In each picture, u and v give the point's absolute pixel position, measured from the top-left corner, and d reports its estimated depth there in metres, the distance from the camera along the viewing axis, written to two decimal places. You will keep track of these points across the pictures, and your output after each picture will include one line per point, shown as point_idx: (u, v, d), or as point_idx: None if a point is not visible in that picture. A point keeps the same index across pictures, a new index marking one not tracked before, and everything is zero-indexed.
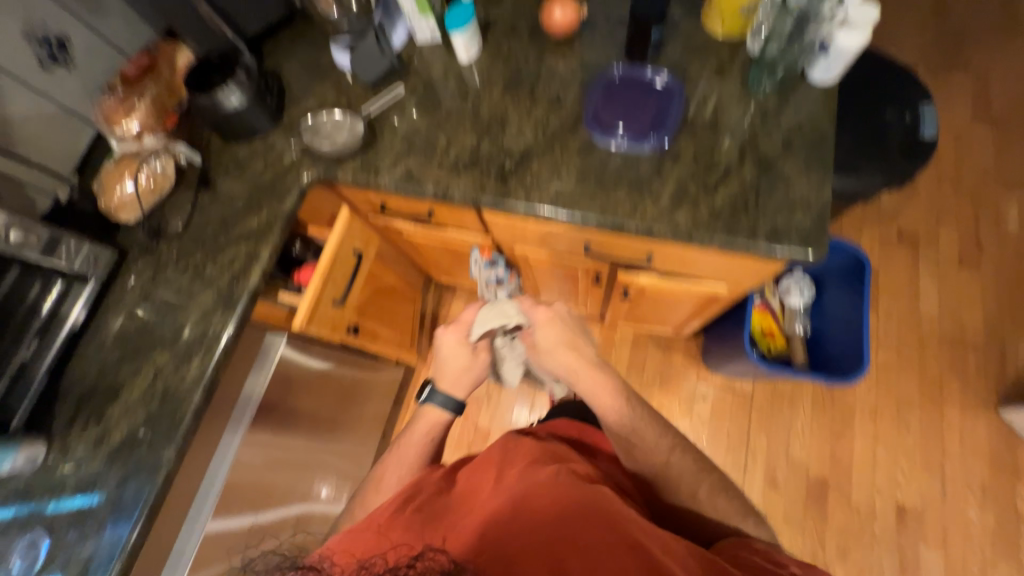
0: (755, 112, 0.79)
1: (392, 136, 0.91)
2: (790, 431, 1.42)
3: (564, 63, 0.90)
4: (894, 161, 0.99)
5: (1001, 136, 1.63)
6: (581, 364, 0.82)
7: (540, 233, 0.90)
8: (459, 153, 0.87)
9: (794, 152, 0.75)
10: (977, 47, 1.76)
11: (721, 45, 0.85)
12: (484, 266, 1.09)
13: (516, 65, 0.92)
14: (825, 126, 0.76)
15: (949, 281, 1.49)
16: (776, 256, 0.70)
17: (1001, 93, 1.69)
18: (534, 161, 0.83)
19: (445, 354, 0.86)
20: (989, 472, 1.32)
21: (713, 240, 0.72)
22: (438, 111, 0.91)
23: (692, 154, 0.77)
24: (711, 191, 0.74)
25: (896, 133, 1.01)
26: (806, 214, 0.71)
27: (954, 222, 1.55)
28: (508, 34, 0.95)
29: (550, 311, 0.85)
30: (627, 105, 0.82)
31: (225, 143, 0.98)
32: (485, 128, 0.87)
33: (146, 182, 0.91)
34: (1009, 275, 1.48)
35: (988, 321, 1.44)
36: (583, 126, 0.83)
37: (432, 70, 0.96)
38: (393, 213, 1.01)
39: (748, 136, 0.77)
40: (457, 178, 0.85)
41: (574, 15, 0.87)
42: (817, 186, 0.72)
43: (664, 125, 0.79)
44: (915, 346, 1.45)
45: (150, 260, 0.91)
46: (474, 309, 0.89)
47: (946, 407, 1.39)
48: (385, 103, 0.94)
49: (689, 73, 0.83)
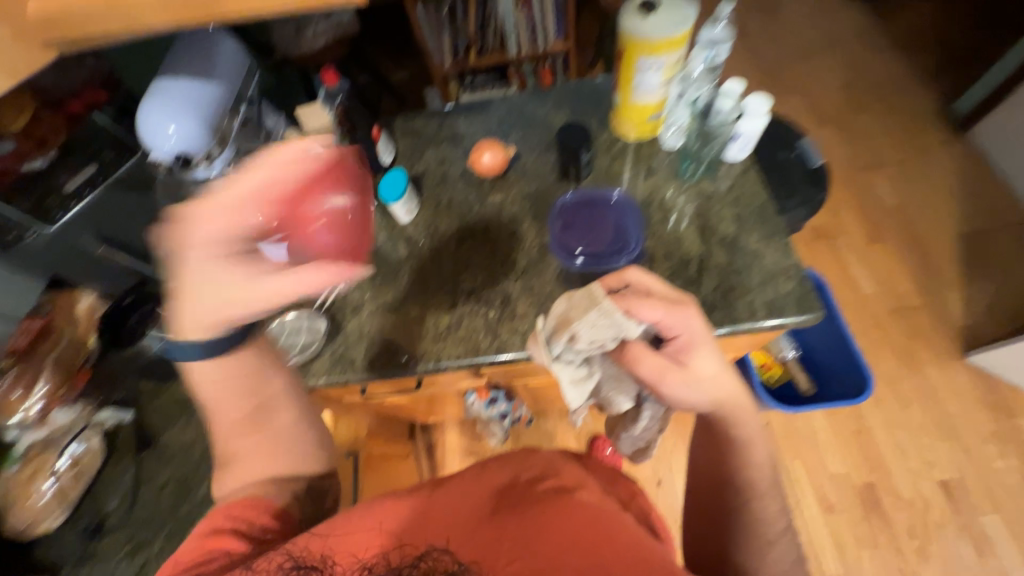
0: (697, 197, 0.85)
1: (357, 320, 0.83)
2: (819, 445, 1.41)
3: (507, 197, 0.91)
4: (805, 192, 1.05)
5: (846, 132, 1.91)
6: (725, 396, 0.55)
7: (523, 366, 0.87)
8: (437, 318, 0.81)
9: (749, 224, 0.80)
10: (793, 71, 2.10)
11: (639, 146, 0.91)
12: (485, 405, 1.09)
13: (461, 210, 0.91)
14: (762, 195, 0.84)
15: (872, 259, 1.66)
16: (782, 326, 0.72)
17: (828, 101, 1.99)
18: (517, 303, 0.80)
19: (659, 376, 0.55)
20: (991, 417, 1.42)
21: (722, 329, 0.72)
22: (399, 277, 0.86)
23: (663, 253, 0.80)
24: (697, 283, 0.76)
25: (796, 169, 1.08)
26: (789, 280, 0.74)
27: (847, 211, 1.75)
28: (441, 184, 0.95)
29: (681, 314, 0.54)
30: (586, 229, 0.83)
31: (160, 385, 0.84)
32: (455, 283, 0.84)
33: (70, 471, 0.74)
34: (910, 240, 1.68)
35: (918, 283, 1.61)
36: (551, 254, 0.83)
37: (376, 237, 0.91)
38: (375, 390, 0.91)
39: (703, 221, 0.82)
40: (444, 346, 0.79)
41: (503, 155, 0.90)
42: (785, 250, 0.77)
43: (625, 241, 0.81)
44: (876, 323, 1.56)
45: (92, 570, 0.71)
46: (630, 309, 0.55)
47: (927, 370, 1.49)
48: (338, 288, 0.86)
49: (624, 180, 0.89)
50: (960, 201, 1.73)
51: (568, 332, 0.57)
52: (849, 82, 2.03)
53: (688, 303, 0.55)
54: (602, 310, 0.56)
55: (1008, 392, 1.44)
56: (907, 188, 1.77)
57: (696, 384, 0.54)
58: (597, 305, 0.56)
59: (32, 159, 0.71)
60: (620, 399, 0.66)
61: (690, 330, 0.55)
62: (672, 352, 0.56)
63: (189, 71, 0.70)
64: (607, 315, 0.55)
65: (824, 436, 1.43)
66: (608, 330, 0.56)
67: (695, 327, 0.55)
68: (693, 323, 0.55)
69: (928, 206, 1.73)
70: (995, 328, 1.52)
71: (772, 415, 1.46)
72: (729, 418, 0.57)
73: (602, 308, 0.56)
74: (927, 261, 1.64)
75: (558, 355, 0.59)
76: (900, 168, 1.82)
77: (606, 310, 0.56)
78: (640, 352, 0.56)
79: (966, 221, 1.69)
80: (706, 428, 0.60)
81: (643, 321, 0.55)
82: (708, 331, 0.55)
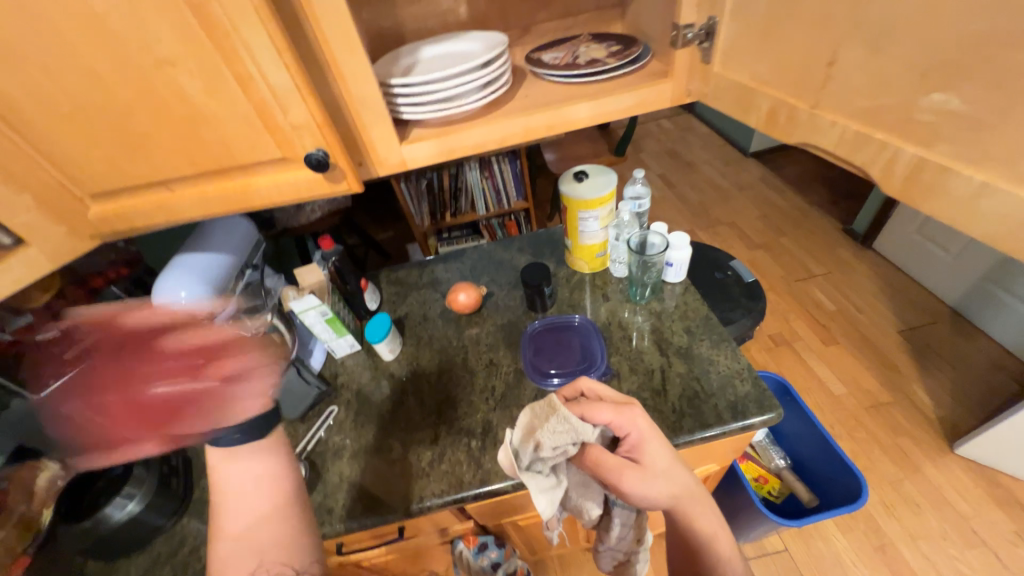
0: (649, 315, 0.96)
1: (338, 464, 0.82)
2: (846, 570, 1.29)
3: (483, 330, 1.00)
4: (746, 304, 1.19)
5: (774, 253, 2.22)
6: (681, 489, 0.59)
7: (510, 499, 0.85)
8: (419, 453, 0.81)
9: (698, 335, 0.90)
10: (718, 210, 2.52)
11: (594, 277, 1.06)
12: (474, 555, 0.95)
13: (441, 345, 0.99)
14: (704, 309, 0.96)
15: (832, 360, 1.76)
16: (749, 427, 0.76)
17: (752, 230, 2.35)
18: (498, 429, 0.82)
19: (620, 475, 0.58)
20: (1007, 515, 1.35)
21: (695, 435, 0.75)
22: (382, 415, 0.88)
23: (628, 368, 0.87)
24: (664, 392, 0.82)
25: (733, 285, 1.25)
26: (744, 381, 0.81)
27: (796, 318, 1.92)
28: (422, 323, 1.05)
29: (628, 413, 0.60)
30: (556, 352, 0.92)
31: (110, 564, 0.77)
32: (436, 415, 0.86)
33: None
34: (860, 339, 1.82)
35: (882, 379, 1.69)
36: (526, 378, 0.89)
37: (360, 377, 0.96)
38: (354, 546, 0.84)
39: (659, 336, 0.92)
40: (427, 481, 0.77)
41: (476, 293, 1.02)
42: (734, 355, 0.86)
43: (592, 359, 0.88)
44: (858, 423, 1.58)
45: None
46: (585, 414, 0.61)
47: (924, 468, 1.46)
48: (320, 431, 0.87)
49: (585, 306, 1.01)
50: (890, 301, 1.94)
51: (533, 441, 0.59)
52: (765, 215, 2.44)
53: (634, 405, 0.62)
54: (562, 416, 0.59)
55: (1010, 483, 1.40)
56: (841, 294, 1.99)
57: (653, 479, 0.58)
58: (556, 412, 0.60)
59: (44, 330, 0.77)
60: (587, 505, 0.68)
61: (639, 427, 0.60)
62: (628, 451, 0.60)
63: (204, 247, 0.82)
64: (565, 420, 0.59)
65: (848, 557, 1.31)
66: (569, 436, 0.58)
67: (643, 425, 0.60)
68: (640, 421, 0.60)
69: (865, 308, 1.93)
70: (969, 416, 1.56)
71: (788, 538, 1.36)
72: (691, 511, 0.60)
73: (562, 415, 0.59)
74: (882, 358, 1.75)
75: (527, 465, 0.60)
76: (829, 278, 2.07)
77: (565, 416, 0.59)
78: (599, 454, 0.59)
79: (902, 318, 1.87)
80: (674, 526, 0.62)
81: (598, 424, 0.61)
82: (654, 428, 0.61)
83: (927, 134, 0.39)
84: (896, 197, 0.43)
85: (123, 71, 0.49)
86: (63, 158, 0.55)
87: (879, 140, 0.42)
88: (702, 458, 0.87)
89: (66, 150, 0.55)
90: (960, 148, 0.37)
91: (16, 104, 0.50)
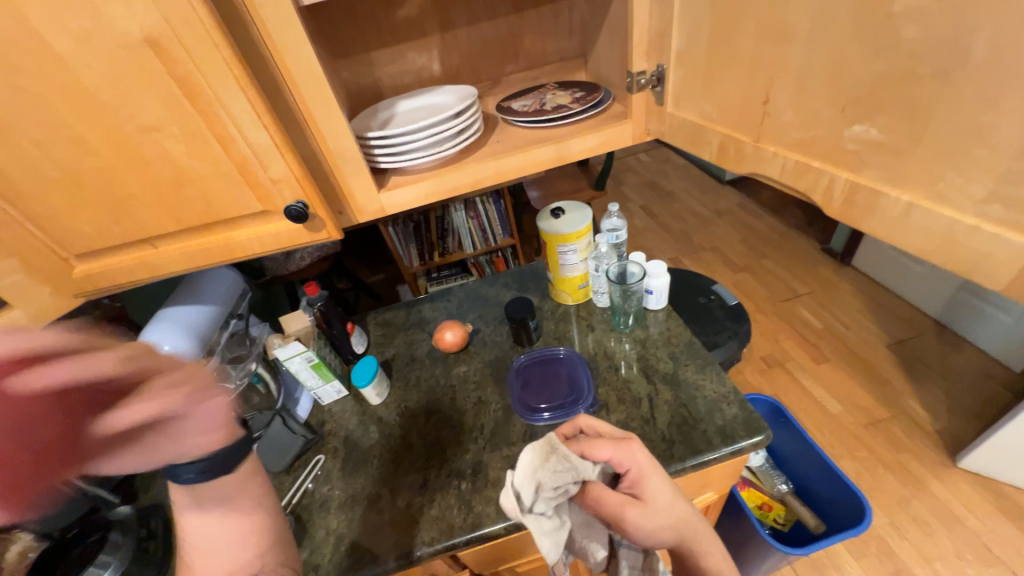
0: (635, 343, 0.98)
1: (325, 516, 0.80)
2: None
3: (470, 367, 1.00)
4: (730, 326, 1.21)
5: (758, 275, 2.26)
6: (684, 521, 0.59)
7: (505, 543, 0.82)
8: (408, 499, 0.79)
9: (683, 360, 0.91)
10: (700, 236, 2.59)
11: (578, 309, 1.08)
12: None
13: (429, 385, 0.98)
14: (687, 334, 0.97)
15: (825, 378, 1.76)
16: (740, 451, 0.76)
17: (735, 254, 2.41)
18: (489, 469, 0.81)
19: (625, 511, 0.57)
20: (1020, 529, 1.32)
21: (686, 463, 0.74)
22: (370, 461, 0.86)
23: (616, 398, 0.87)
24: (652, 420, 0.81)
25: (717, 309, 1.27)
26: (731, 404, 0.81)
27: (786, 338, 1.94)
28: (410, 364, 1.04)
29: (629, 447, 0.60)
30: (544, 386, 0.91)
31: None
32: (425, 458, 0.85)
33: None
34: (850, 355, 1.83)
35: (876, 395, 1.69)
36: (515, 414, 0.88)
37: (347, 423, 0.94)
38: None
39: (644, 364, 0.92)
40: (417, 529, 0.75)
41: (463, 331, 1.03)
42: (719, 378, 0.86)
43: (580, 391, 0.88)
44: (858, 441, 1.56)
45: None
46: (586, 451, 0.60)
47: (930, 484, 1.43)
48: (306, 483, 0.85)
49: (570, 338, 1.02)
50: (875, 316, 1.97)
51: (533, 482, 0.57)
52: (746, 239, 2.50)
53: (632, 438, 0.61)
54: (562, 455, 0.57)
55: (1018, 495, 1.38)
56: (827, 311, 2.02)
57: (658, 512, 0.57)
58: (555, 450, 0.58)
59: None
60: (593, 546, 0.66)
61: (640, 461, 0.60)
62: (628, 486, 0.59)
63: (188, 300, 0.83)
64: (565, 459, 0.57)
65: None
66: (571, 476, 0.57)
67: (643, 458, 0.60)
68: (641, 454, 0.60)
69: (851, 324, 1.95)
70: (966, 427, 1.55)
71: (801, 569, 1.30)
72: (695, 544, 0.59)
73: (562, 454, 0.57)
74: (874, 373, 1.76)
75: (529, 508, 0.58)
76: (813, 296, 2.10)
77: (567, 455, 0.58)
78: (603, 492, 0.58)
79: (888, 332, 1.90)
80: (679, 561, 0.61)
81: (598, 461, 0.59)
82: (654, 460, 0.61)
83: (856, 161, 0.42)
84: (840, 218, 0.46)
85: (110, 138, 0.52)
86: (48, 223, 0.57)
87: (816, 168, 0.46)
88: (699, 487, 0.85)
89: (51, 214, 0.57)
90: (885, 173, 0.40)
91: (5, 174, 0.52)
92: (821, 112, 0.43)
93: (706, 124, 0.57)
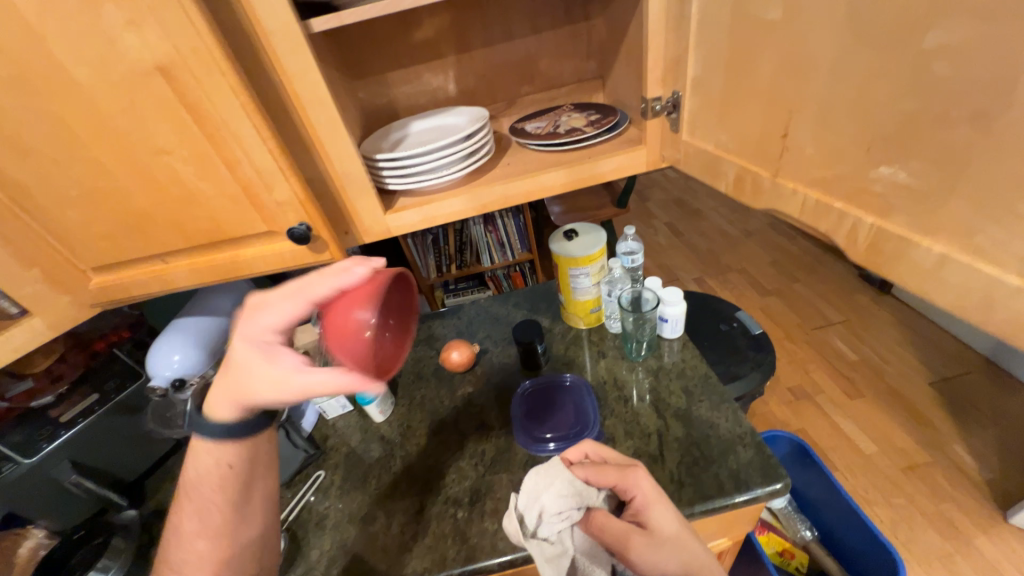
0: (647, 373, 0.93)
1: (319, 535, 0.79)
2: None
3: (476, 389, 0.98)
4: (753, 357, 1.15)
5: (788, 300, 2.16)
6: (703, 562, 0.52)
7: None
8: (403, 524, 0.77)
9: (697, 395, 0.86)
10: (727, 256, 2.50)
11: (590, 333, 1.05)
12: None
13: (433, 405, 0.97)
14: (703, 367, 0.92)
15: (859, 414, 1.65)
16: (755, 499, 0.70)
17: (764, 277, 2.32)
18: (487, 498, 0.78)
19: (628, 540, 0.53)
20: None
21: (694, 509, 0.69)
22: (368, 480, 0.85)
23: (624, 431, 0.83)
24: (661, 458, 0.77)
25: (739, 338, 1.20)
26: (747, 447, 0.76)
27: (816, 368, 1.83)
28: (416, 381, 1.03)
29: (631, 471, 0.58)
30: (549, 413, 0.88)
31: None
32: (423, 482, 0.83)
33: None
34: (887, 391, 1.71)
35: (916, 436, 1.56)
36: (518, 441, 0.86)
37: (350, 439, 0.94)
38: None
39: (656, 396, 0.88)
40: (409, 557, 0.73)
41: (469, 351, 1.01)
42: (736, 417, 0.81)
43: (586, 421, 0.84)
44: (894, 486, 1.45)
45: None
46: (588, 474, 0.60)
47: (976, 540, 1.31)
48: (304, 498, 0.84)
49: (580, 363, 0.98)
50: (916, 350, 1.84)
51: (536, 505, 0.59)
52: (777, 261, 2.40)
53: (637, 464, 0.60)
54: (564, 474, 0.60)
55: None
56: (863, 342, 1.90)
57: (664, 545, 0.52)
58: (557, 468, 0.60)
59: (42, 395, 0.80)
60: None
61: (643, 487, 0.57)
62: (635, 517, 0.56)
63: (202, 311, 0.85)
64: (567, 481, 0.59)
65: None
66: (571, 496, 0.58)
67: (649, 486, 0.57)
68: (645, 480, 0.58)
69: (889, 357, 1.83)
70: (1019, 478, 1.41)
71: None
72: None
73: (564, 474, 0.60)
74: (914, 412, 1.63)
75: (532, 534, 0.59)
76: (848, 325, 1.99)
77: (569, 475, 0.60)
78: (604, 518, 0.57)
79: (932, 368, 1.76)
80: None
81: (603, 487, 0.60)
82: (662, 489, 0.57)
83: (883, 205, 0.38)
84: (865, 263, 0.42)
85: (126, 160, 0.54)
86: (68, 237, 0.60)
87: (839, 208, 0.42)
88: (710, 533, 0.79)
89: (71, 229, 0.59)
90: (915, 220, 0.36)
91: (30, 192, 0.55)
92: (845, 150, 0.40)
93: (722, 154, 0.54)
